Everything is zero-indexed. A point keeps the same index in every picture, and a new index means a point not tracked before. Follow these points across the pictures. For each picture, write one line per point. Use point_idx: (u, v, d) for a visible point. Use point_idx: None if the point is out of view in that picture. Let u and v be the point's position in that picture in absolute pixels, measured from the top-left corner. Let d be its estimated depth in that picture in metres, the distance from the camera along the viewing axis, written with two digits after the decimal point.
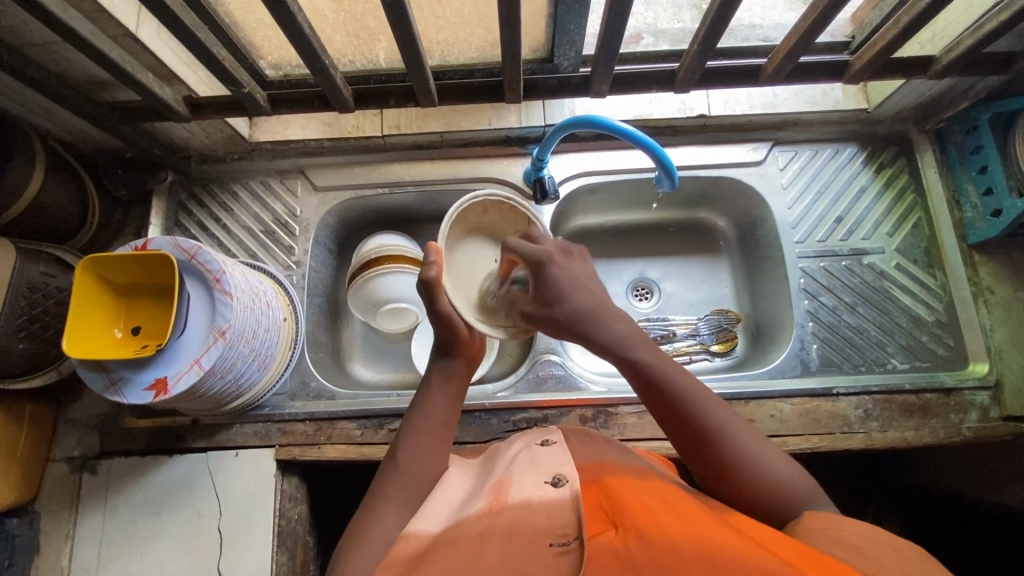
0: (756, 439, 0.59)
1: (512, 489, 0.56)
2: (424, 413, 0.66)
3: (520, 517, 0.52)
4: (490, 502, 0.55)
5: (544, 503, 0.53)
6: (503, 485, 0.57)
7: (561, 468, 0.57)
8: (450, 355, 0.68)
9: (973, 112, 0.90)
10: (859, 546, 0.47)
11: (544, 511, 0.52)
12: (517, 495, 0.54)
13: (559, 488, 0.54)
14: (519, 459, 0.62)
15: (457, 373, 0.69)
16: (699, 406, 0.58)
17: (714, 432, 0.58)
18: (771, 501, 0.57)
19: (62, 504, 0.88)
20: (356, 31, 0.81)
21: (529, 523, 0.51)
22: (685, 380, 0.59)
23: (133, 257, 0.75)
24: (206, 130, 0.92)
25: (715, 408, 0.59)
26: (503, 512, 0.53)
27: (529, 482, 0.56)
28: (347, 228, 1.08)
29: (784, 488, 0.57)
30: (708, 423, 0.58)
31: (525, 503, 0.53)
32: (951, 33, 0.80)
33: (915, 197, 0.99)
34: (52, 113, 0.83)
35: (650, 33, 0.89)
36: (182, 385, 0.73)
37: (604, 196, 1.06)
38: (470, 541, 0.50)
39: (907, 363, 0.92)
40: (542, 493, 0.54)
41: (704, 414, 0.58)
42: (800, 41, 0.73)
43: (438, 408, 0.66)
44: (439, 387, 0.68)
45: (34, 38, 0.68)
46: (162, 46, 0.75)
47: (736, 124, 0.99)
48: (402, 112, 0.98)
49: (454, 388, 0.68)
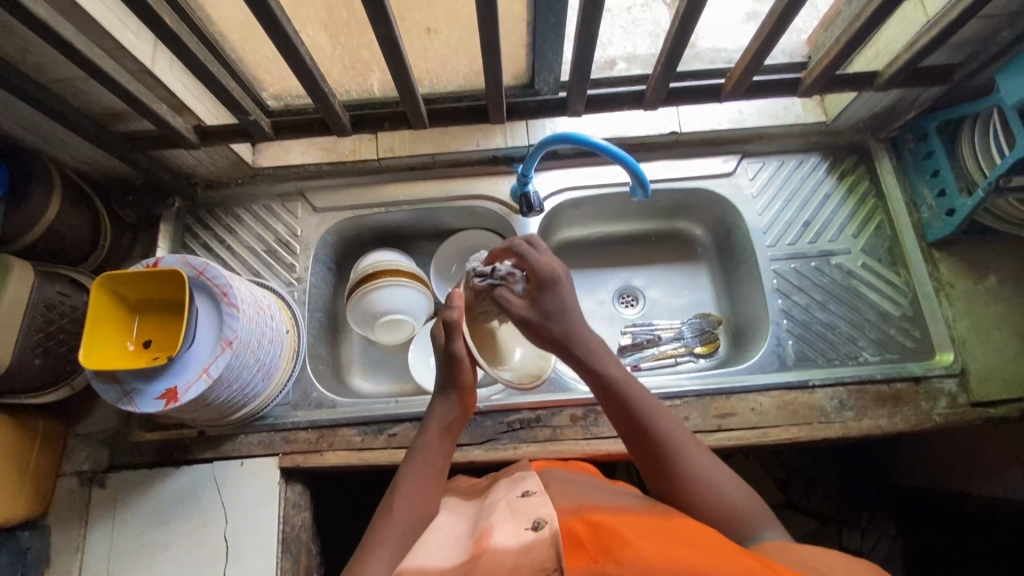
0: (712, 464, 0.66)
1: (495, 535, 0.58)
2: (422, 458, 0.72)
3: (499, 561, 0.53)
4: (472, 551, 0.57)
5: (524, 548, 0.54)
6: (486, 535, 0.59)
7: (542, 512, 0.59)
8: (450, 397, 0.75)
9: (921, 121, 0.98)
10: (816, 564, 0.51)
11: (522, 553, 0.54)
12: (499, 541, 0.57)
13: (540, 531, 0.56)
14: (503, 510, 0.63)
15: (454, 420, 0.75)
16: (659, 425, 0.67)
17: (672, 451, 0.65)
18: (740, 528, 0.61)
19: (72, 518, 0.91)
20: (352, 63, 0.88)
21: (507, 564, 0.53)
22: (652, 400, 0.69)
23: (146, 274, 0.80)
24: (213, 157, 0.98)
25: (674, 430, 0.67)
26: (483, 557, 0.55)
27: (512, 530, 0.58)
28: (346, 246, 1.14)
29: (737, 515, 0.62)
30: (665, 440, 0.66)
31: (505, 549, 0.55)
32: (891, 49, 0.88)
33: (876, 201, 1.06)
34: (69, 145, 0.89)
35: (624, 59, 0.96)
36: (192, 393, 0.78)
37: (587, 209, 1.13)
38: None
39: (878, 355, 0.97)
40: (523, 539, 0.55)
41: (664, 432, 0.66)
42: (753, 60, 0.81)
43: (436, 454, 0.72)
44: (436, 433, 0.74)
45: (59, 75, 0.75)
46: (174, 80, 0.82)
47: (707, 138, 1.07)
48: (395, 136, 1.05)
49: (449, 433, 0.74)
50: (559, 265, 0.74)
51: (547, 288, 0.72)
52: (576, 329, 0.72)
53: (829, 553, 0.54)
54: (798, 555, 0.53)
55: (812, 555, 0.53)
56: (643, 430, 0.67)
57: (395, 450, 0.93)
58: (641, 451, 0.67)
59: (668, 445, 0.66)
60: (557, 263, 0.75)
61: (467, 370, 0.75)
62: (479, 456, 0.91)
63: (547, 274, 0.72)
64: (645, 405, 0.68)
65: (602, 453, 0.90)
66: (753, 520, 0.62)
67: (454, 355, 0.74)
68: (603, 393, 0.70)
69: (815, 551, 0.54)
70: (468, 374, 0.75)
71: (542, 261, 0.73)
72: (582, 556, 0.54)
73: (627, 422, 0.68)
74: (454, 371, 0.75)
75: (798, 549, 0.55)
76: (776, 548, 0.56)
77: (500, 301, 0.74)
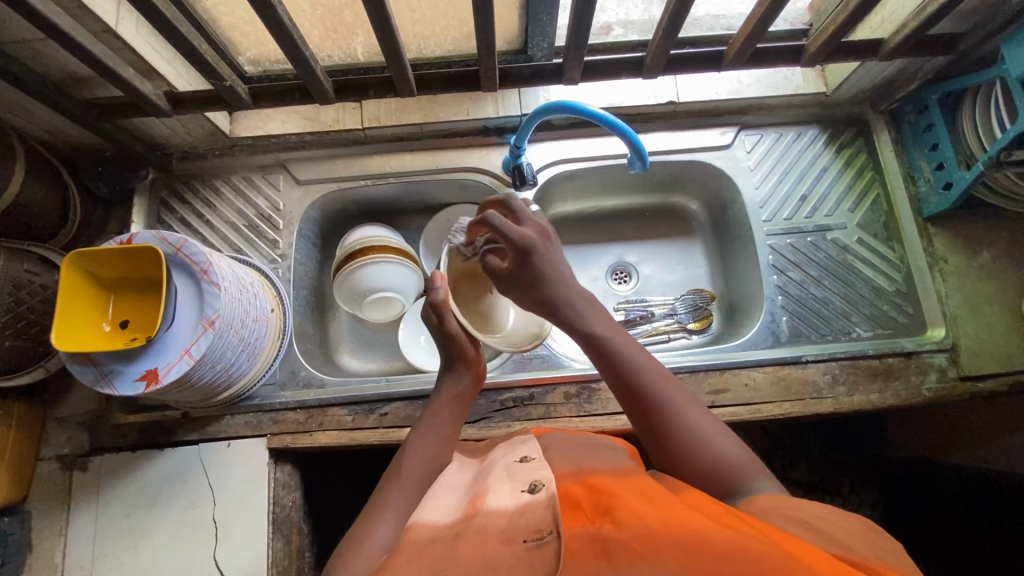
0: (703, 417, 0.64)
1: (488, 498, 0.57)
2: (430, 427, 0.71)
3: (494, 520, 0.53)
4: (465, 511, 0.56)
5: (519, 510, 0.54)
6: (481, 496, 0.59)
7: (538, 476, 0.59)
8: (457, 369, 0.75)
9: (922, 93, 0.96)
10: (812, 524, 0.50)
11: (517, 514, 0.53)
12: (493, 503, 0.56)
13: (535, 494, 0.56)
14: (500, 472, 0.63)
15: (464, 391, 0.75)
16: (648, 378, 0.65)
17: (661, 405, 0.64)
18: (731, 480, 0.60)
19: (54, 502, 0.89)
20: (334, 25, 0.83)
21: (500, 524, 0.52)
22: (639, 355, 0.67)
23: (119, 251, 0.76)
24: (188, 126, 0.93)
25: (663, 382, 0.65)
26: (477, 517, 0.54)
27: (507, 493, 0.57)
28: (331, 221, 1.09)
29: (724, 464, 0.61)
30: (654, 393, 0.64)
31: (501, 510, 0.54)
32: (898, 16, 0.85)
33: (873, 175, 1.04)
34: (31, 113, 0.83)
35: (620, 25, 0.92)
36: (173, 374, 0.75)
37: (581, 182, 1.09)
38: (445, 539, 0.52)
39: (871, 330, 0.97)
40: (517, 501, 0.55)
41: (653, 388, 0.65)
42: (758, 26, 0.77)
43: (445, 423, 0.72)
44: (445, 404, 0.73)
45: (14, 36, 0.69)
46: (142, 41, 0.76)
47: (705, 109, 1.04)
48: (381, 104, 1.00)
49: (459, 404, 0.74)
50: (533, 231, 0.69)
51: (525, 256, 0.67)
52: (560, 288, 0.69)
53: (819, 506, 0.53)
54: (789, 509, 0.52)
55: (808, 510, 0.52)
56: (631, 385, 0.65)
57: (386, 430, 0.91)
58: (630, 407, 0.66)
59: (657, 398, 0.64)
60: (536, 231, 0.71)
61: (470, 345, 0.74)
62: (472, 434, 0.90)
63: (523, 245, 0.67)
64: (633, 360, 0.66)
65: (595, 429, 0.90)
66: (743, 472, 0.60)
67: (450, 331, 0.72)
68: (592, 353, 0.68)
69: (806, 504, 0.53)
70: (470, 349, 0.74)
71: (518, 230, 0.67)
72: (580, 517, 0.52)
73: (615, 378, 0.66)
74: (455, 347, 0.73)
75: (792, 501, 0.53)
76: (767, 503, 0.54)
77: (488, 270, 0.71)
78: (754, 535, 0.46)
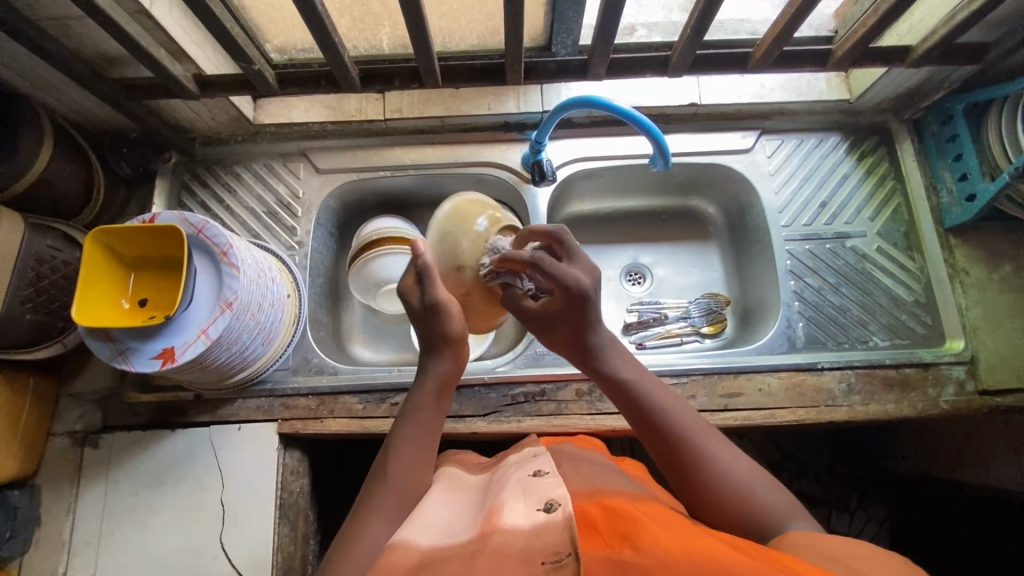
0: (737, 461, 0.62)
1: (504, 514, 0.53)
2: (414, 425, 0.67)
3: (510, 541, 0.49)
4: (481, 528, 0.52)
5: (535, 530, 0.50)
6: (497, 512, 0.54)
7: (554, 493, 0.54)
8: (437, 353, 0.70)
9: (947, 102, 0.95)
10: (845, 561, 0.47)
11: (533, 535, 0.49)
12: (507, 521, 0.52)
13: (550, 512, 0.51)
14: (513, 488, 0.58)
15: (446, 375, 0.70)
16: (677, 423, 0.65)
17: (691, 452, 0.63)
18: (760, 520, 0.58)
19: (64, 477, 0.89)
20: (362, 15, 0.84)
21: (518, 545, 0.48)
22: (667, 402, 0.66)
23: (140, 229, 0.76)
24: (212, 110, 0.94)
25: (695, 429, 0.65)
26: (493, 535, 0.50)
27: (522, 510, 0.53)
28: (349, 212, 1.10)
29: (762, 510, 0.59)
30: (686, 440, 0.63)
31: (516, 529, 0.50)
32: (927, 24, 0.85)
33: (895, 184, 1.03)
34: (60, 90, 0.84)
35: (644, 25, 0.92)
36: (189, 353, 0.75)
37: (599, 181, 1.09)
38: (458, 559, 0.48)
39: (888, 340, 0.96)
40: (532, 520, 0.51)
41: (683, 433, 0.64)
42: (784, 29, 0.77)
43: (430, 414, 0.68)
44: (429, 393, 0.69)
45: (52, 12, 0.71)
46: (174, 24, 0.77)
47: (727, 113, 1.04)
48: (404, 97, 1.01)
49: (443, 393, 0.70)
50: (591, 272, 0.67)
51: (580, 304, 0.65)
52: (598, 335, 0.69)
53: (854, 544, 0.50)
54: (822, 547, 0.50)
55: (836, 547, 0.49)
56: (659, 429, 0.65)
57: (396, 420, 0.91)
58: (661, 451, 0.65)
59: (691, 448, 0.63)
60: (587, 271, 0.67)
61: (453, 320, 0.67)
62: (482, 428, 0.90)
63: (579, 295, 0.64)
64: (660, 405, 0.66)
65: (606, 428, 0.89)
66: (775, 511, 0.58)
67: (433, 303, 0.66)
68: (617, 394, 0.68)
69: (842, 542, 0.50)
70: (453, 324, 0.68)
71: (574, 275, 0.65)
72: (598, 540, 0.50)
73: (646, 426, 0.66)
74: (438, 321, 0.67)
75: (821, 539, 0.51)
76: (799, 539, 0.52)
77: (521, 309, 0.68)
78: (771, 563, 0.43)
